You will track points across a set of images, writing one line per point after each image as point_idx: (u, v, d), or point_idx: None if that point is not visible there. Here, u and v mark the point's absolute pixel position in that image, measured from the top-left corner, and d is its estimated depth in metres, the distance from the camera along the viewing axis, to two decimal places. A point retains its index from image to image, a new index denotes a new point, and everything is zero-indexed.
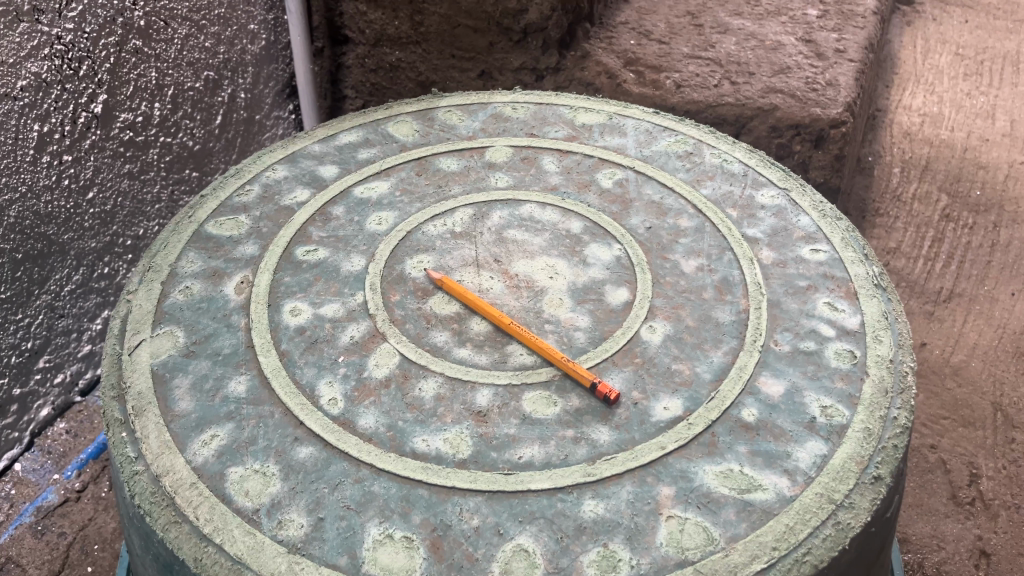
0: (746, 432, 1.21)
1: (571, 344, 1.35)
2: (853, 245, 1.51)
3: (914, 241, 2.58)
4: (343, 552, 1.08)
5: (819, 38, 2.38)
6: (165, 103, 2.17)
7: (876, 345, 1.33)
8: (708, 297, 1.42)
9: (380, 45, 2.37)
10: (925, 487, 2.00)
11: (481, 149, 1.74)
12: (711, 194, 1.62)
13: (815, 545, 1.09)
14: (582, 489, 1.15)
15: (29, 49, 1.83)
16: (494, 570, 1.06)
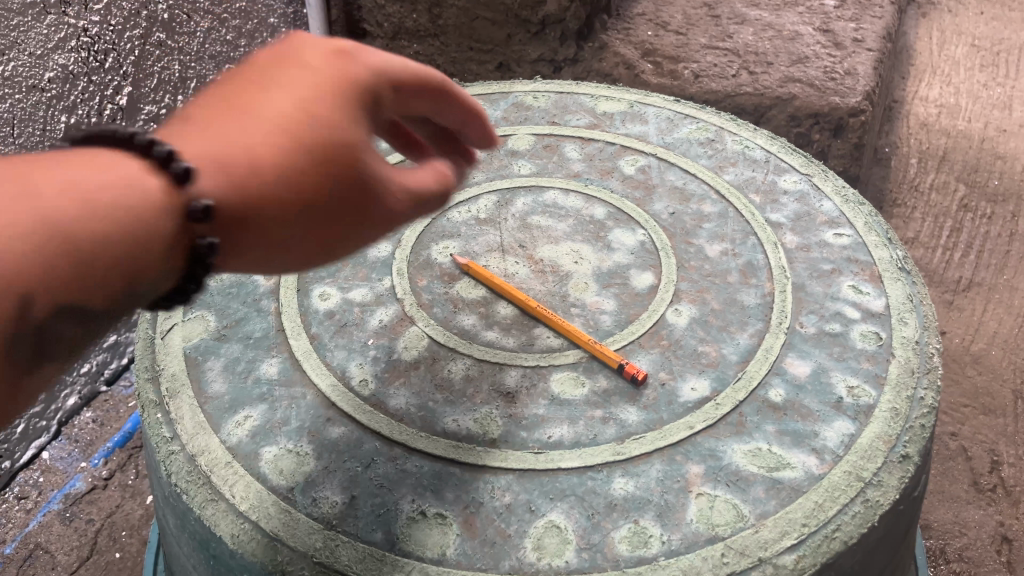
0: (773, 412, 1.22)
1: (597, 327, 1.37)
2: (876, 229, 1.51)
3: (933, 231, 2.58)
4: (377, 528, 1.10)
5: (837, 28, 2.38)
6: (188, 96, 2.20)
7: (901, 327, 1.34)
8: (732, 280, 1.43)
9: (398, 39, 2.42)
10: (946, 474, 2.01)
11: (504, 137, 1.76)
12: (734, 180, 1.63)
13: (845, 522, 1.10)
14: (612, 467, 1.16)
15: (56, 41, 1.84)
16: (527, 546, 1.07)
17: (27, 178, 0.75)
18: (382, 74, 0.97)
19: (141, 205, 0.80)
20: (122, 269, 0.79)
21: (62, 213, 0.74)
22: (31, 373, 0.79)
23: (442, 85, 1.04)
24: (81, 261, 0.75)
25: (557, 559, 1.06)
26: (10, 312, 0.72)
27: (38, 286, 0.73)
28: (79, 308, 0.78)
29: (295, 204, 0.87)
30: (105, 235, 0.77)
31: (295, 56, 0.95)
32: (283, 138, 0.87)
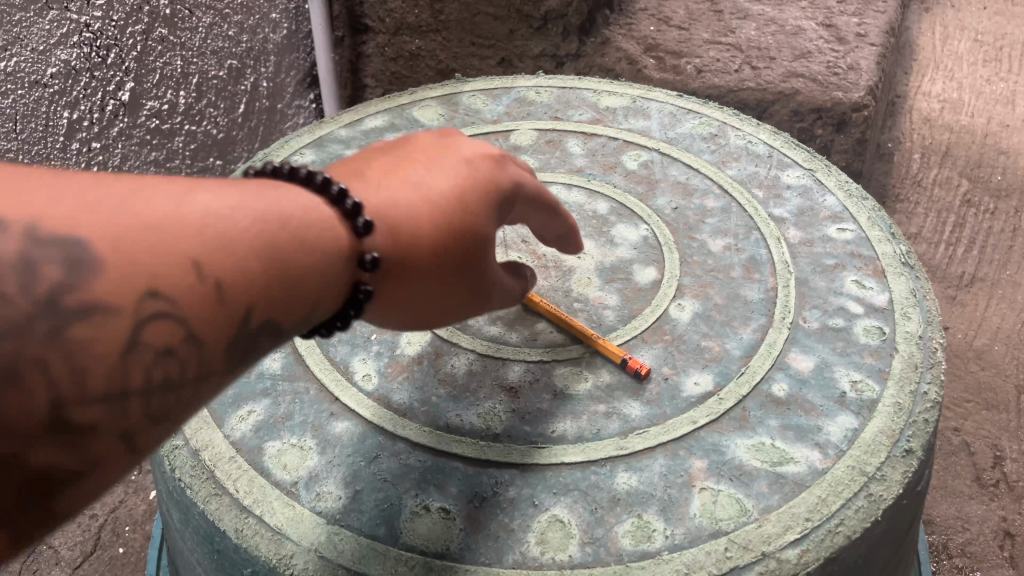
0: (777, 407, 1.22)
1: (600, 322, 1.37)
2: (879, 225, 1.51)
3: (936, 226, 2.58)
4: (381, 523, 1.10)
5: (840, 23, 2.38)
6: (190, 92, 2.19)
7: (905, 322, 1.34)
8: (736, 275, 1.43)
9: (400, 34, 2.39)
10: (948, 469, 2.01)
11: (506, 133, 1.75)
12: (737, 175, 1.63)
13: (848, 516, 1.10)
14: (615, 462, 1.16)
15: (59, 37, 1.84)
16: (530, 540, 1.07)
17: (260, 200, 0.82)
18: (522, 187, 1.06)
19: (332, 240, 0.87)
20: (309, 296, 0.84)
21: (274, 231, 0.81)
22: (218, 388, 0.79)
23: (557, 204, 1.14)
24: (286, 280, 0.81)
25: (560, 553, 1.06)
26: (235, 316, 0.77)
27: (247, 285, 0.77)
28: (274, 321, 0.81)
29: (430, 282, 0.96)
30: (302, 260, 0.83)
31: (455, 146, 1.03)
32: (448, 217, 0.96)
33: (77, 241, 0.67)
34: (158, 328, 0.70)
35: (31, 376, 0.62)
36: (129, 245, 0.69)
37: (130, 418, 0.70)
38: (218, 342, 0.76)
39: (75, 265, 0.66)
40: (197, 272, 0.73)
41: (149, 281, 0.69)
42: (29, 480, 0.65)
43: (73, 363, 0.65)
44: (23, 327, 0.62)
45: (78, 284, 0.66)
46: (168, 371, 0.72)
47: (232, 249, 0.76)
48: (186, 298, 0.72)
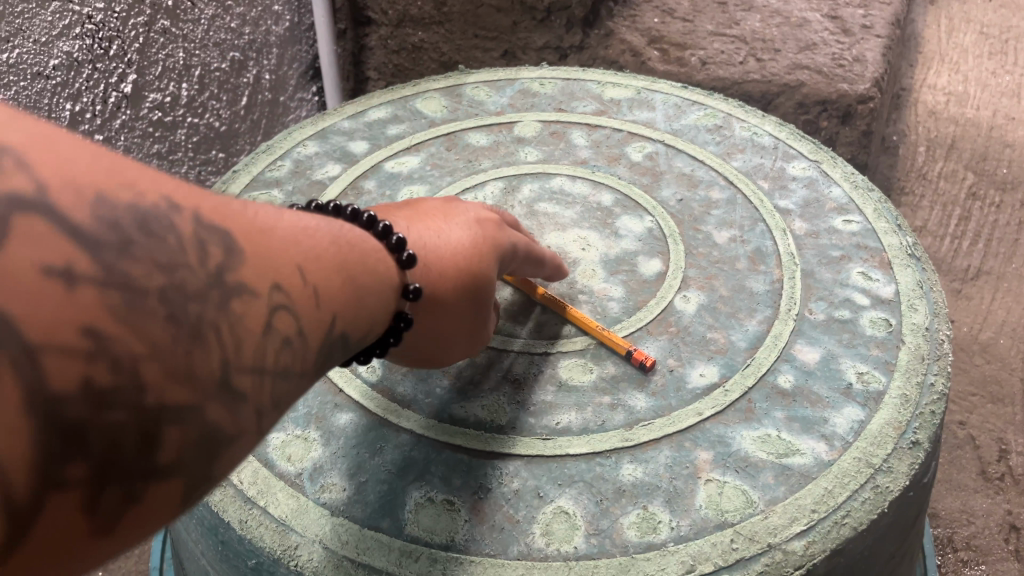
0: (782, 398, 1.22)
1: (605, 314, 1.36)
2: (885, 216, 1.50)
3: (941, 219, 2.57)
4: (385, 515, 1.09)
5: (845, 14, 2.36)
6: (192, 84, 2.19)
7: (911, 313, 1.33)
8: (741, 267, 1.42)
9: (403, 26, 2.38)
10: (953, 463, 2.02)
11: (510, 124, 1.75)
12: (743, 167, 1.62)
13: (855, 507, 1.09)
14: (620, 453, 1.16)
15: (61, 28, 1.83)
16: (535, 532, 1.07)
17: (328, 225, 0.90)
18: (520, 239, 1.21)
19: (381, 268, 0.96)
20: (374, 313, 0.93)
21: (347, 254, 0.90)
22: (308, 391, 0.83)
23: (545, 254, 1.30)
24: (359, 295, 0.90)
25: (565, 545, 1.05)
26: (328, 318, 0.83)
27: (336, 293, 0.85)
28: (351, 332, 0.88)
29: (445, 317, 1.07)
30: (369, 281, 0.92)
31: (460, 206, 1.16)
32: (469, 261, 1.08)
33: (224, 230, 0.71)
34: (284, 318, 0.76)
35: (203, 338, 0.66)
36: (258, 244, 0.75)
37: (265, 396, 0.73)
38: (317, 341, 0.81)
39: (229, 249, 0.71)
40: (303, 276, 0.80)
41: (274, 277, 0.75)
42: (200, 438, 0.66)
43: (232, 334, 0.69)
44: (199, 292, 0.66)
45: (233, 265, 0.70)
46: (289, 360, 0.77)
47: (325, 260, 0.84)
48: (297, 294, 0.78)
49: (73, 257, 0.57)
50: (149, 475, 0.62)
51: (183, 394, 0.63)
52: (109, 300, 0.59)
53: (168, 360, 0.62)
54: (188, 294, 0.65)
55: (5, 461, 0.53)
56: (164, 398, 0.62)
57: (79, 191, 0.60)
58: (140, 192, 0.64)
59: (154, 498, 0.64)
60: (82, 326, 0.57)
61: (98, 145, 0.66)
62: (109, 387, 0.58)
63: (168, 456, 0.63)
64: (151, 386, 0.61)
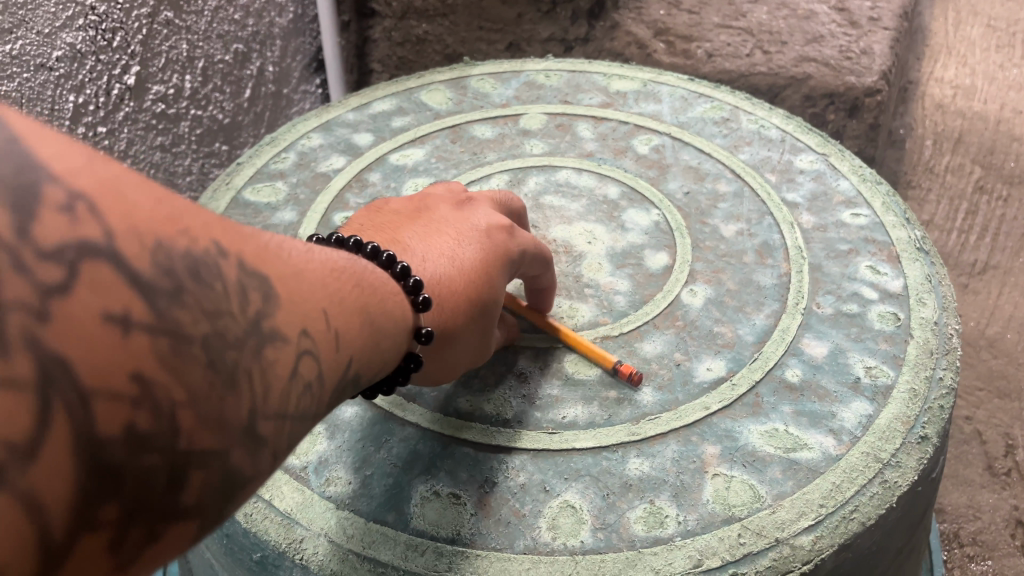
0: (790, 393, 1.21)
1: (612, 307, 1.36)
2: (893, 209, 1.49)
3: (948, 213, 2.55)
4: (391, 508, 1.09)
5: (853, 6, 2.31)
6: (196, 76, 2.18)
7: (920, 307, 1.32)
8: (748, 260, 1.41)
9: (407, 18, 2.36)
10: (960, 458, 2.04)
11: (516, 116, 1.74)
12: (749, 160, 1.61)
13: (863, 502, 1.09)
14: (627, 447, 1.15)
15: (64, 20, 1.80)
16: (541, 526, 1.06)
17: (352, 266, 0.90)
18: (528, 251, 1.19)
19: (398, 309, 0.95)
20: (388, 352, 0.93)
21: (369, 298, 0.90)
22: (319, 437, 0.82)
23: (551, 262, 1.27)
24: (377, 336, 0.89)
25: (571, 539, 1.05)
26: (346, 361, 0.82)
27: (355, 338, 0.84)
28: (364, 375, 0.87)
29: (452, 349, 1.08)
30: (386, 323, 0.92)
31: (470, 227, 1.14)
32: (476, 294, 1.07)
33: (260, 275, 0.71)
34: (309, 363, 0.75)
35: (236, 385, 0.65)
36: (291, 290, 0.75)
37: (285, 442, 0.71)
38: (333, 387, 0.80)
39: (265, 295, 0.71)
40: (328, 321, 0.79)
41: (303, 323, 0.75)
42: (223, 485, 0.64)
43: (262, 379, 0.68)
44: (236, 339, 0.65)
45: (268, 312, 0.70)
46: (308, 406, 0.75)
47: (346, 304, 0.84)
48: (321, 339, 0.77)
49: (127, 301, 0.56)
50: (172, 522, 0.60)
51: (213, 439, 0.62)
52: (158, 344, 0.58)
53: (203, 405, 0.61)
54: (227, 339, 0.64)
55: (47, 496, 0.51)
56: (197, 443, 0.60)
57: (137, 232, 0.59)
58: (192, 236, 0.64)
59: (170, 543, 0.61)
60: (134, 371, 0.56)
61: (158, 186, 0.66)
62: (150, 432, 0.57)
63: (192, 501, 0.61)
64: (185, 432, 0.59)
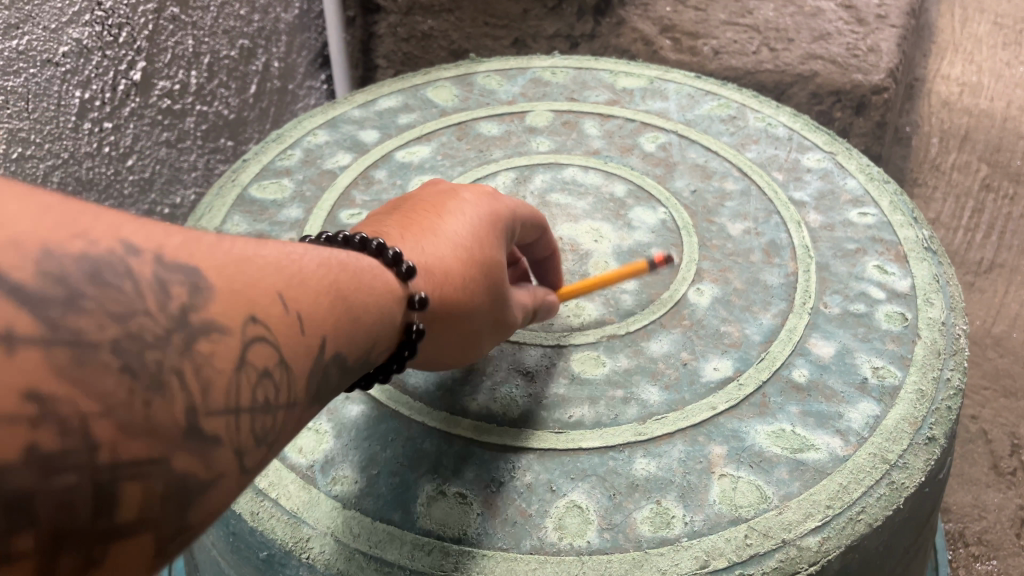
0: (797, 393, 1.21)
1: (618, 306, 1.35)
2: (901, 208, 1.49)
3: (954, 211, 2.54)
4: (397, 507, 1.09)
5: (860, 3, 2.29)
6: (201, 72, 2.18)
7: (928, 307, 1.32)
8: (755, 259, 1.41)
9: (413, 14, 2.36)
10: (965, 457, 2.04)
11: (522, 113, 1.73)
12: (756, 158, 1.60)
13: (870, 504, 1.08)
14: (633, 447, 1.15)
15: (71, 15, 1.80)
16: (548, 525, 1.06)
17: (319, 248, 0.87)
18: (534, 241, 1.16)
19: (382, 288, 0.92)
20: (376, 333, 0.90)
21: (340, 274, 0.86)
22: (303, 422, 0.80)
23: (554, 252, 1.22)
24: (354, 315, 0.86)
25: (578, 539, 1.05)
26: (314, 344, 0.79)
27: (323, 317, 0.81)
28: (345, 355, 0.85)
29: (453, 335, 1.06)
30: (364, 301, 0.88)
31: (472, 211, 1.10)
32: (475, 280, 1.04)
33: (190, 268, 0.69)
34: (260, 351, 0.72)
35: (166, 385, 0.63)
36: (231, 276, 0.72)
37: (245, 436, 0.70)
38: (302, 372, 0.78)
39: (195, 287, 0.68)
40: (284, 304, 0.76)
41: (249, 309, 0.72)
42: (167, 492, 0.62)
43: (202, 377, 0.66)
44: (158, 337, 0.63)
45: (199, 304, 0.68)
46: (269, 395, 0.73)
47: (308, 285, 0.81)
48: (275, 324, 0.75)
49: (10, 318, 0.55)
50: (111, 536, 0.59)
51: (142, 449, 0.60)
52: (59, 359, 0.57)
53: (125, 416, 0.59)
54: (148, 339, 0.63)
55: None
56: (125, 454, 0.59)
57: (21, 247, 0.58)
58: (91, 241, 0.62)
59: (121, 559, 0.61)
60: (25, 391, 0.55)
61: (57, 196, 0.65)
62: (56, 452, 0.56)
63: (131, 515, 0.60)
64: (106, 445, 0.58)
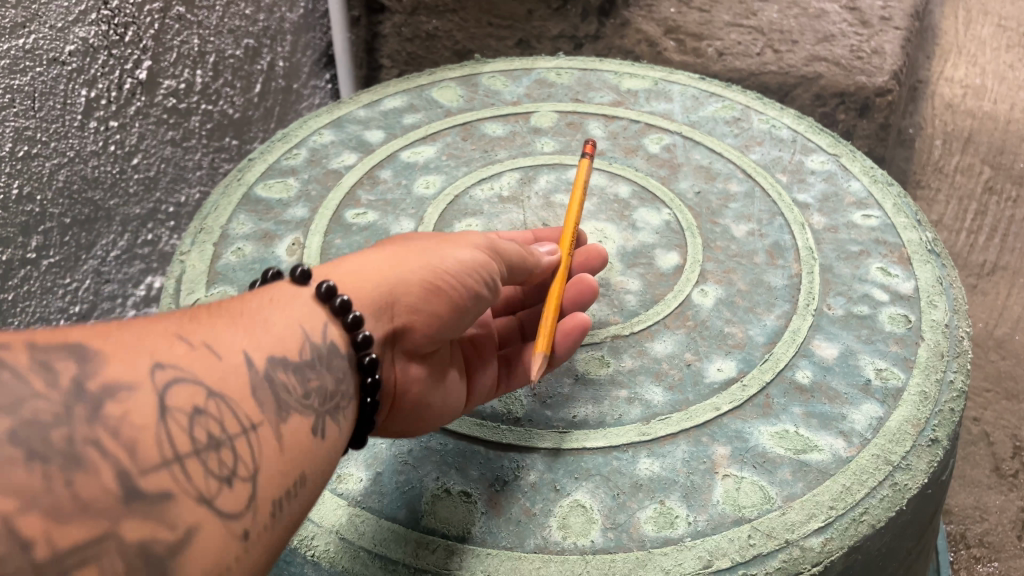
0: (801, 394, 1.21)
1: (623, 306, 1.36)
2: (905, 211, 1.49)
3: (957, 214, 2.54)
4: (402, 505, 1.10)
5: (864, 5, 2.29)
6: (207, 71, 2.18)
7: (931, 310, 1.32)
8: (759, 261, 1.41)
9: (417, 14, 2.37)
10: (967, 459, 2.04)
11: (527, 114, 1.74)
12: (760, 160, 1.61)
13: (872, 505, 1.09)
14: (637, 447, 1.16)
15: (77, 14, 1.81)
16: (552, 524, 1.07)
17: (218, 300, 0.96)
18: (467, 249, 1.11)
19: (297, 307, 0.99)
20: (295, 317, 0.98)
21: (238, 307, 0.95)
22: (277, 442, 0.87)
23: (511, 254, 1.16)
24: (266, 326, 0.94)
25: (582, 538, 1.05)
26: (238, 369, 0.87)
27: (232, 337, 0.90)
28: (278, 356, 0.92)
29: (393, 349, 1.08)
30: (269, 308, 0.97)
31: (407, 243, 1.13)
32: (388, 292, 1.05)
33: (77, 352, 0.76)
34: (179, 394, 0.80)
35: (85, 458, 0.70)
36: (124, 338, 0.81)
37: (200, 480, 0.77)
38: (238, 397, 0.85)
39: (85, 360, 0.76)
40: (184, 344, 0.84)
41: (151, 360, 0.80)
42: (128, 559, 0.70)
43: (123, 438, 0.73)
44: (60, 416, 0.71)
45: (92, 372, 0.75)
46: (211, 429, 0.81)
47: (203, 321, 0.89)
48: (185, 364, 0.82)
49: None
50: None
51: (79, 530, 0.67)
52: None
53: (50, 505, 0.66)
54: (47, 421, 0.70)
55: None
56: (61, 541, 0.66)
57: None
58: None
59: None
60: None
61: None
62: None
63: None
64: (38, 538, 0.65)
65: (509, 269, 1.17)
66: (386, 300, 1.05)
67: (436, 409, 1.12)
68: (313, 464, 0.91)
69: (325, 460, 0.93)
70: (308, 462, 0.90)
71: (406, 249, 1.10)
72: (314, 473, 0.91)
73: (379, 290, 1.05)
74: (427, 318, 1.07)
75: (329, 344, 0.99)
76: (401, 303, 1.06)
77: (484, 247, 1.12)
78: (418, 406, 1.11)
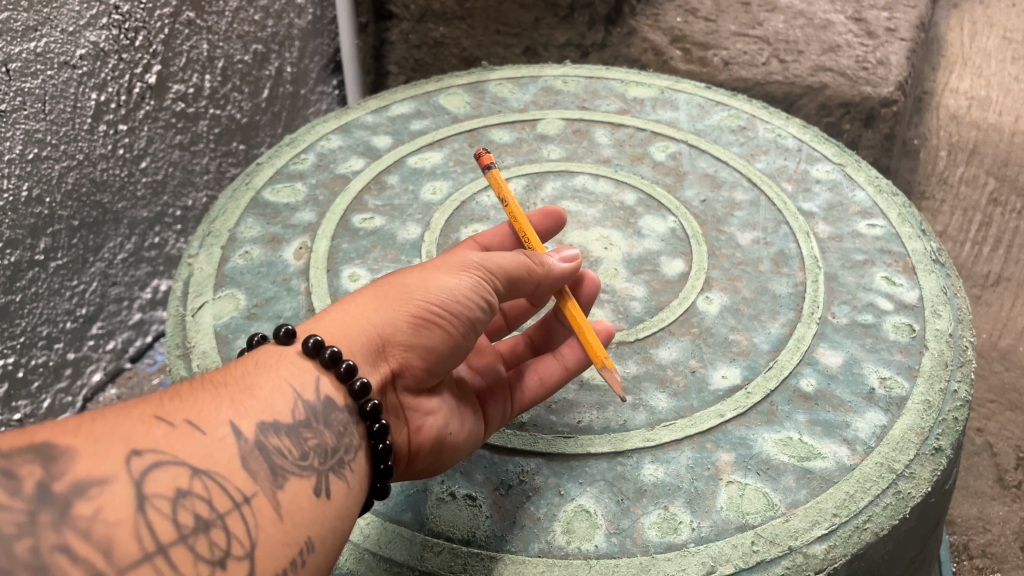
0: (805, 402, 1.22)
1: (627, 313, 1.36)
2: (909, 220, 1.50)
3: (962, 224, 2.54)
4: (408, 509, 1.10)
5: (870, 17, 2.30)
6: (215, 76, 2.19)
7: (935, 319, 1.33)
8: (764, 269, 1.42)
9: (425, 21, 2.39)
10: (971, 470, 2.05)
11: (534, 122, 1.75)
12: (766, 168, 1.62)
13: (876, 513, 1.09)
14: (641, 453, 1.16)
15: (88, 19, 1.83)
16: (556, 529, 1.07)
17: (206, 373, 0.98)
18: (454, 274, 1.06)
19: (285, 365, 0.99)
20: (283, 377, 0.98)
21: (223, 376, 0.96)
22: (275, 512, 0.88)
23: (506, 267, 1.09)
24: (254, 389, 0.95)
25: (586, 542, 1.06)
26: (224, 441, 0.88)
27: (217, 409, 0.90)
28: (269, 421, 0.93)
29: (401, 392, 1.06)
30: (258, 371, 0.97)
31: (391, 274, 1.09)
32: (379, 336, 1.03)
33: (44, 453, 0.78)
34: (157, 479, 0.81)
35: (53, 565, 0.72)
36: (98, 432, 0.82)
37: (188, 568, 0.79)
38: (226, 471, 0.86)
39: (52, 462, 0.78)
40: (162, 424, 0.86)
41: (126, 448, 0.82)
42: None
43: (95, 539, 0.75)
44: (27, 524, 0.73)
45: (59, 473, 0.77)
46: (198, 510, 0.82)
47: (187, 396, 0.91)
48: (163, 445, 0.84)
49: None
50: None
51: None
52: None
53: None
54: (11, 533, 0.72)
55: None
56: None
57: None
58: None
59: None
60: None
61: None
62: None
63: None
64: None
65: (509, 285, 1.11)
66: (378, 346, 1.03)
67: (456, 440, 1.10)
68: (318, 527, 0.91)
69: (331, 520, 0.93)
70: (313, 526, 0.90)
71: (390, 286, 1.06)
72: (322, 535, 0.91)
73: (369, 338, 1.03)
74: (427, 357, 1.05)
75: (323, 400, 0.99)
76: (394, 343, 1.04)
77: (475, 271, 1.07)
78: (439, 442, 1.08)
